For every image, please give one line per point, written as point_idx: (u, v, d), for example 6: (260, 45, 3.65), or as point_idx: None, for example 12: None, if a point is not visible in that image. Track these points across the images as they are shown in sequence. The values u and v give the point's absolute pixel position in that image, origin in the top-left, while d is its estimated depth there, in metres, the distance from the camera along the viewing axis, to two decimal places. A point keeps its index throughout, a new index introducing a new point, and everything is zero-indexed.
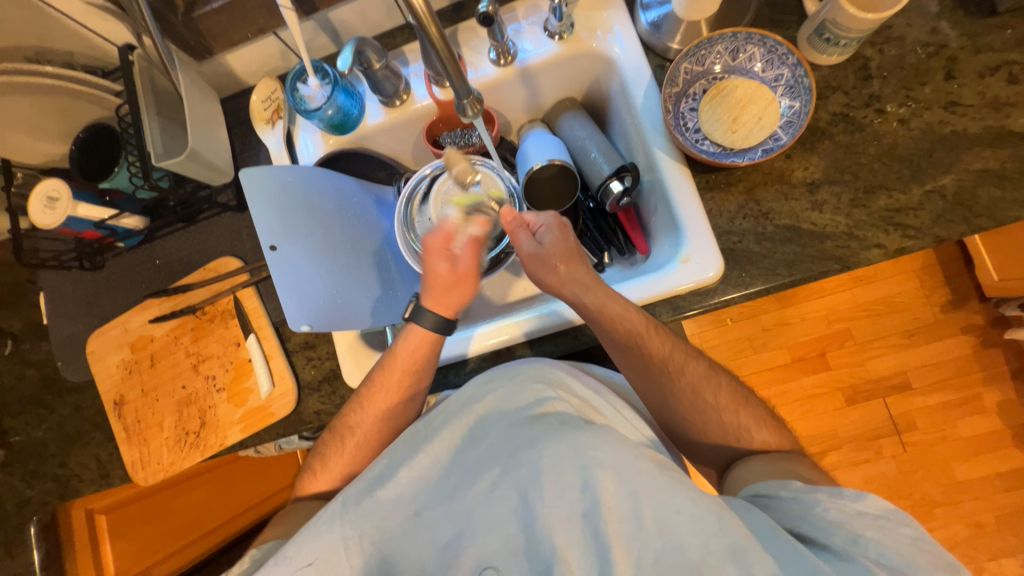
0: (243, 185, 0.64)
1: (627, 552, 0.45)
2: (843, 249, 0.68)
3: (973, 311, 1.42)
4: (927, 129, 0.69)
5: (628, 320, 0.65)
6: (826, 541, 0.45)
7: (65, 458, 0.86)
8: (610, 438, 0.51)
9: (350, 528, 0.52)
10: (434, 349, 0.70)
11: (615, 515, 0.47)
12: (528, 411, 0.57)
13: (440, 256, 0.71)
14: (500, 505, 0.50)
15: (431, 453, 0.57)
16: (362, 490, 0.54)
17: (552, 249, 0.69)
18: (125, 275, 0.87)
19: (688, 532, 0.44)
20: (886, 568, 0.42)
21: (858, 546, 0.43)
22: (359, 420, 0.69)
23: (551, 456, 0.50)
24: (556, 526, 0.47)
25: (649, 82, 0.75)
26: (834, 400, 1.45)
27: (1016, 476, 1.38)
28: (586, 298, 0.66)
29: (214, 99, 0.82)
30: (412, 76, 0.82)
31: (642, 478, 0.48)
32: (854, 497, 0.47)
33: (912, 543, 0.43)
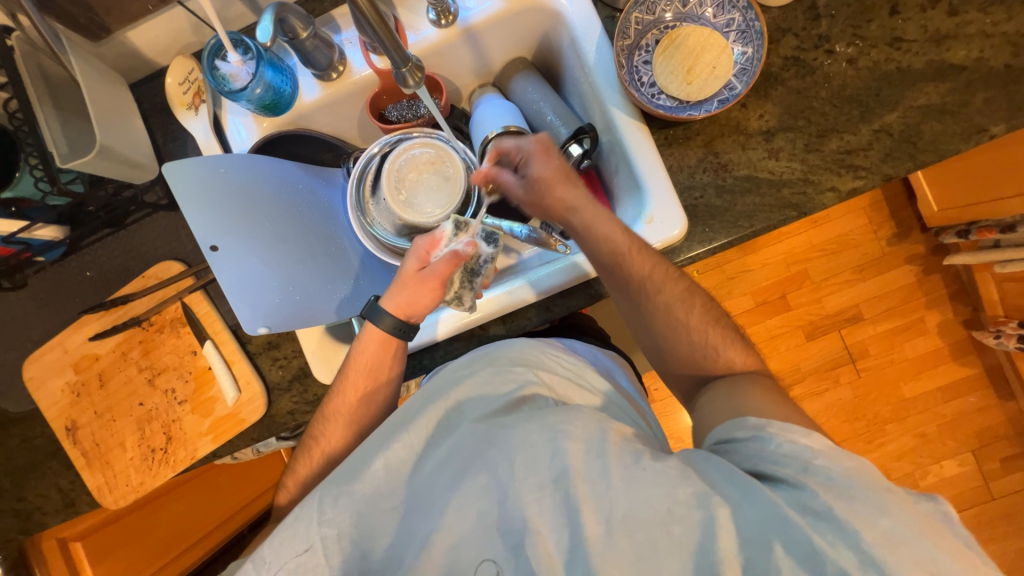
0: (167, 180, 0.58)
1: (596, 513, 0.46)
2: (799, 196, 0.69)
3: (917, 241, 1.51)
4: (874, 68, 0.69)
5: (612, 241, 0.65)
6: (781, 474, 0.47)
7: (22, 492, 0.81)
8: (580, 413, 0.52)
9: (329, 525, 0.51)
10: (388, 349, 0.68)
11: (584, 480, 0.47)
12: (508, 394, 0.57)
13: (415, 261, 0.67)
14: (471, 487, 0.50)
15: (405, 443, 0.55)
16: (338, 485, 0.53)
17: (541, 176, 0.68)
18: (53, 292, 0.79)
19: (654, 486, 0.46)
20: (835, 490, 0.44)
21: (808, 473, 0.46)
22: (327, 430, 0.67)
23: (522, 434, 0.51)
24: (527, 498, 0.48)
25: (600, 34, 0.72)
26: (795, 337, 1.54)
27: (954, 387, 1.52)
28: (574, 220, 0.67)
29: (122, 85, 0.73)
30: (345, 44, 0.75)
31: (610, 447, 0.49)
32: (802, 432, 0.49)
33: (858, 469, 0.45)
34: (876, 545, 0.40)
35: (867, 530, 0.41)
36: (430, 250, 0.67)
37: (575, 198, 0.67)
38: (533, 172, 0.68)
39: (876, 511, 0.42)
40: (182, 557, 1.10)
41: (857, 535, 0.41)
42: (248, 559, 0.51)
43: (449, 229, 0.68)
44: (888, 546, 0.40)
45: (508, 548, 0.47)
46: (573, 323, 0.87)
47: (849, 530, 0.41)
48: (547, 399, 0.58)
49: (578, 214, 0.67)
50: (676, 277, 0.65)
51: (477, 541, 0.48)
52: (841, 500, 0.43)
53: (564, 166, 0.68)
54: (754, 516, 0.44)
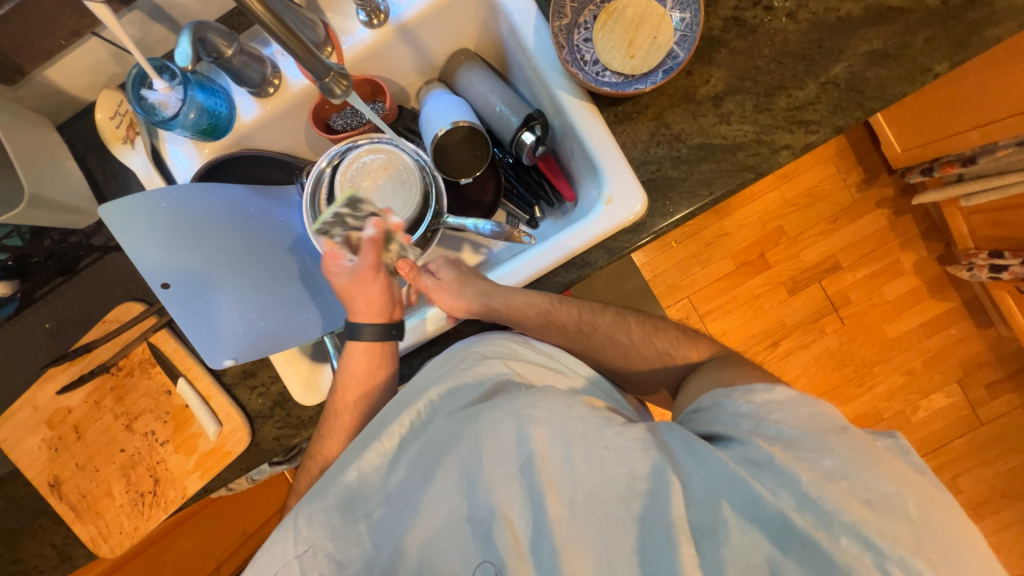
0: (108, 225, 0.56)
1: (561, 496, 0.47)
2: (754, 157, 0.69)
3: (884, 184, 1.53)
4: (814, 19, 0.68)
5: (534, 305, 0.68)
6: (730, 433, 0.48)
7: (16, 554, 0.79)
8: (545, 394, 0.51)
9: (304, 543, 0.50)
10: (376, 358, 0.68)
11: (549, 465, 0.48)
12: (475, 386, 0.57)
13: (338, 277, 0.69)
14: (441, 483, 0.49)
15: (378, 448, 0.55)
16: (312, 502, 0.52)
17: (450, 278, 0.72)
18: (14, 349, 0.76)
19: (614, 464, 0.47)
20: (782, 442, 0.45)
21: (760, 429, 0.47)
22: (323, 446, 0.67)
23: (488, 424, 0.50)
24: (495, 488, 0.48)
25: (536, 17, 0.70)
26: (778, 294, 1.55)
27: (935, 323, 1.55)
28: (494, 302, 0.69)
29: (47, 128, 0.70)
30: (277, 57, 0.72)
31: (574, 424, 0.49)
32: (766, 389, 0.50)
33: (811, 416, 0.46)
34: (813, 486, 0.41)
35: (806, 471, 0.42)
36: (338, 260, 0.69)
37: (485, 286, 0.70)
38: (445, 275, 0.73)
39: (817, 452, 0.43)
40: None
41: (796, 478, 0.42)
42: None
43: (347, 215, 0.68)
44: (825, 485, 0.41)
45: (479, 539, 0.47)
46: None
47: (787, 475, 0.42)
48: (518, 385, 0.57)
49: (495, 295, 0.68)
50: (601, 310, 0.71)
51: (445, 538, 0.48)
52: (786, 450, 0.44)
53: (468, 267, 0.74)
54: (704, 477, 0.45)
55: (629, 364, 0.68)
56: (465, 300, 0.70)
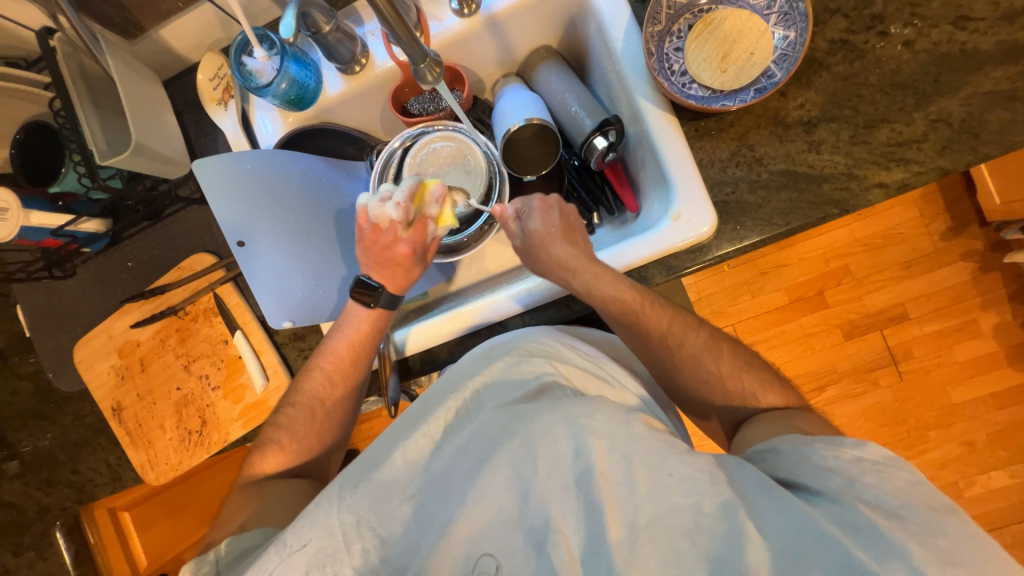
0: (196, 175, 0.60)
1: (620, 517, 0.44)
2: (842, 191, 0.64)
3: (973, 236, 1.40)
4: (934, 50, 0.63)
5: (621, 300, 0.64)
6: (817, 488, 0.45)
7: (76, 465, 0.87)
8: (603, 406, 0.50)
9: (349, 512, 0.48)
10: (378, 318, 0.70)
11: (609, 482, 0.45)
12: (525, 385, 0.56)
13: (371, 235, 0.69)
14: (493, 479, 0.48)
15: (426, 433, 0.55)
16: (360, 474, 0.51)
17: (537, 236, 0.68)
18: (98, 281, 0.83)
19: (679, 494, 0.44)
20: (883, 510, 0.42)
21: (853, 490, 0.44)
22: (309, 381, 0.70)
23: (543, 426, 0.49)
24: (550, 496, 0.46)
25: (629, 21, 0.68)
26: (832, 336, 1.46)
27: (1008, 395, 1.41)
28: (575, 282, 0.66)
29: (156, 82, 0.75)
30: (368, 37, 0.74)
31: (635, 443, 0.47)
32: (856, 445, 0.47)
33: (910, 485, 0.44)
34: (929, 566, 0.38)
35: (919, 548, 0.39)
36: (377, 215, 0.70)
37: (572, 258, 0.66)
38: (532, 229, 0.69)
39: (931, 532, 0.40)
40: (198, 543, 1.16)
41: (908, 554, 0.38)
42: (270, 543, 0.48)
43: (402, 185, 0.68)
44: (941, 566, 0.38)
45: (530, 545, 0.45)
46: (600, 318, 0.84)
47: (897, 548, 0.39)
48: (566, 389, 0.56)
49: (577, 275, 0.65)
50: (695, 328, 0.66)
51: (494, 536, 0.46)
52: (889, 519, 0.41)
53: (563, 224, 0.69)
54: (788, 528, 0.42)
55: (670, 387, 0.66)
56: (547, 265, 0.68)
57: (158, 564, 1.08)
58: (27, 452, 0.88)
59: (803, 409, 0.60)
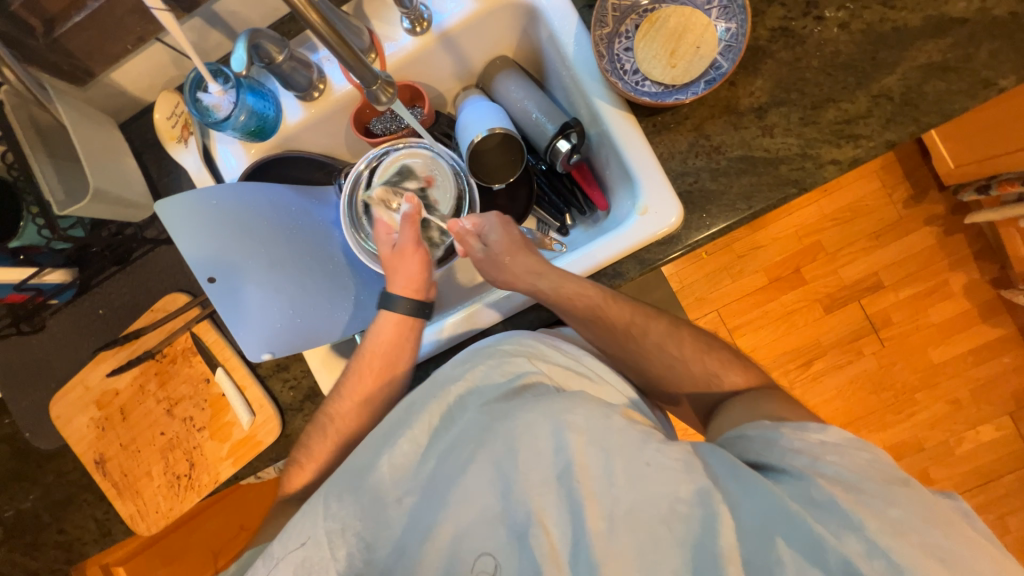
0: (162, 219, 0.58)
1: (599, 509, 0.45)
2: (798, 172, 0.66)
3: (934, 201, 1.45)
4: (868, 30, 0.66)
5: (587, 296, 0.65)
6: (783, 467, 0.46)
7: (63, 524, 0.84)
8: (585, 401, 0.50)
9: (333, 520, 0.50)
10: (406, 331, 0.70)
11: (588, 475, 0.46)
12: (507, 384, 0.55)
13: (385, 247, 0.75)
14: (474, 479, 0.48)
15: (408, 438, 0.54)
16: (344, 483, 0.52)
17: (498, 247, 0.69)
18: (69, 332, 0.81)
19: (658, 483, 0.45)
20: (844, 485, 0.43)
21: (815, 468, 0.45)
22: (339, 407, 0.68)
23: (524, 426, 0.49)
24: (531, 492, 0.47)
25: (577, 26, 0.70)
26: (813, 311, 1.50)
27: (984, 350, 1.46)
28: (542, 285, 0.66)
29: (111, 126, 0.74)
30: (323, 63, 0.75)
31: (615, 437, 0.48)
32: (818, 428, 0.48)
33: (868, 462, 0.44)
34: (881, 534, 0.39)
35: (873, 519, 0.40)
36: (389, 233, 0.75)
37: (532, 265, 0.67)
38: (492, 242, 0.70)
39: (883, 500, 0.41)
40: None
41: (862, 525, 0.40)
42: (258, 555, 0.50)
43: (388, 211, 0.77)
44: (894, 537, 0.39)
45: (512, 541, 0.46)
46: None
47: (854, 521, 0.40)
48: (547, 386, 0.56)
49: (543, 278, 0.66)
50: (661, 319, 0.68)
51: (478, 538, 0.47)
52: (848, 493, 0.42)
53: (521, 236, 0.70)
54: (758, 509, 0.43)
55: (656, 378, 0.67)
56: (509, 276, 0.68)
57: None
58: (9, 516, 0.85)
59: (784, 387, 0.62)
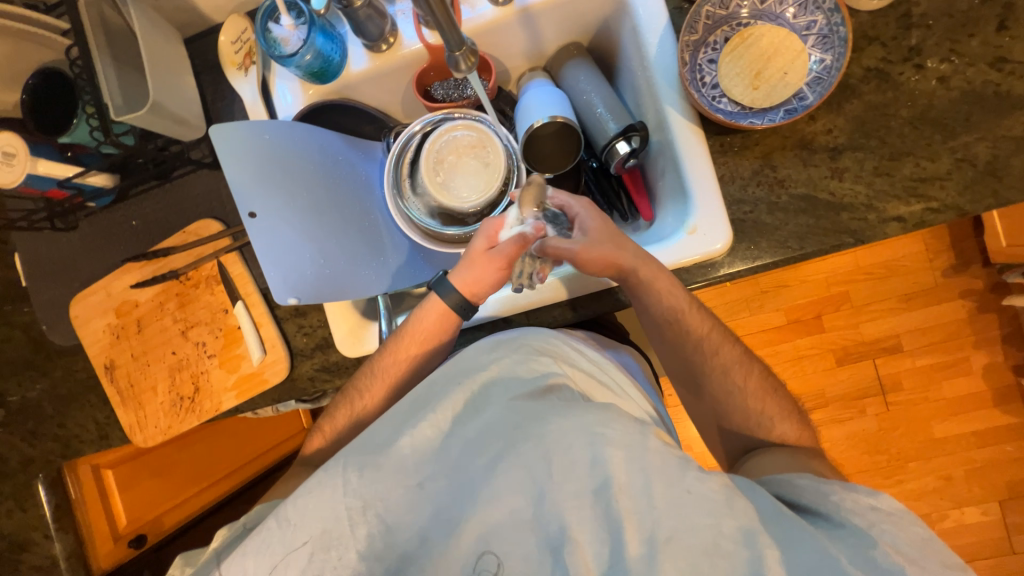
0: (214, 141, 0.58)
1: (638, 531, 0.44)
2: (859, 222, 0.64)
3: (975, 276, 1.41)
4: (968, 89, 0.62)
5: (674, 297, 0.64)
6: (841, 522, 0.45)
7: (63, 420, 0.86)
8: (619, 416, 0.49)
9: (354, 498, 0.48)
10: (446, 324, 0.68)
11: (626, 494, 0.45)
12: (535, 383, 0.55)
13: (480, 240, 0.65)
14: (507, 481, 0.48)
15: (432, 423, 0.53)
16: (364, 458, 0.51)
17: (598, 232, 0.65)
18: (100, 237, 0.82)
19: (699, 514, 0.44)
20: (904, 556, 0.42)
21: (875, 531, 0.44)
22: (370, 387, 0.68)
23: (557, 431, 0.48)
24: (566, 504, 0.46)
25: (664, 28, 0.67)
26: (825, 360, 1.47)
27: (990, 434, 1.43)
28: (641, 273, 0.62)
29: (177, 40, 0.74)
30: (398, 16, 0.74)
31: (652, 456, 0.46)
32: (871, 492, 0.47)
33: (923, 541, 0.44)
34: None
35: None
36: (496, 232, 0.65)
37: (635, 254, 0.63)
38: (588, 226, 0.66)
39: None
40: (181, 506, 1.15)
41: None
42: (273, 513, 0.49)
43: (513, 212, 0.64)
44: None
45: (544, 550, 0.46)
46: (604, 323, 0.84)
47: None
48: (573, 391, 0.55)
49: (639, 270, 0.63)
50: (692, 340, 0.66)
51: (506, 538, 0.47)
52: (909, 563, 0.42)
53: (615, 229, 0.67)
54: (807, 561, 0.42)
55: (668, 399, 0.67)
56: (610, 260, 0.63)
57: (138, 524, 1.07)
58: (14, 401, 0.88)
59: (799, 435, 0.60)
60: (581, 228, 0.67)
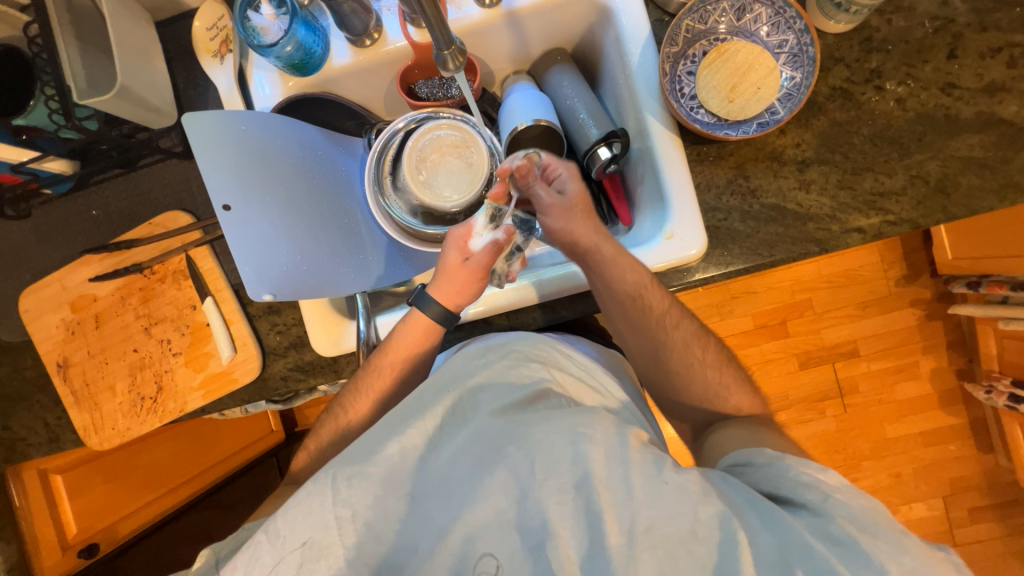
0: (186, 129, 0.56)
1: (619, 523, 0.45)
2: (824, 232, 0.68)
3: (923, 285, 1.50)
4: (922, 111, 0.67)
5: (636, 273, 0.63)
6: (801, 501, 0.47)
7: (7, 421, 0.80)
8: (601, 417, 0.51)
9: (344, 506, 0.48)
10: (430, 336, 0.67)
11: (607, 488, 0.46)
12: (522, 388, 0.56)
13: (452, 250, 0.65)
14: (493, 482, 0.48)
15: (419, 429, 0.53)
16: (351, 466, 0.50)
17: (576, 199, 0.65)
18: (55, 227, 0.77)
19: (677, 503, 0.45)
20: (857, 524, 0.44)
21: (829, 504, 0.46)
22: (356, 402, 0.67)
23: (542, 432, 0.49)
24: (548, 500, 0.47)
25: (647, 38, 0.69)
26: (789, 364, 1.54)
27: (935, 434, 1.53)
28: (605, 247, 0.63)
29: (148, 24, 0.71)
30: (383, 11, 0.73)
31: (632, 454, 0.48)
32: (821, 469, 0.50)
33: (870, 508, 0.46)
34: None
35: (896, 566, 0.41)
36: (466, 240, 0.66)
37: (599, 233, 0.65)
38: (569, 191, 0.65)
39: (897, 548, 0.43)
40: (135, 514, 1.07)
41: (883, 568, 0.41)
42: (261, 527, 0.48)
43: (483, 216, 0.66)
44: None
45: (528, 548, 0.46)
46: (582, 325, 0.85)
47: (878, 565, 0.41)
48: (560, 398, 0.56)
49: (603, 247, 0.63)
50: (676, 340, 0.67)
51: (492, 538, 0.46)
52: (863, 533, 0.44)
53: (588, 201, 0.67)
54: (779, 542, 0.43)
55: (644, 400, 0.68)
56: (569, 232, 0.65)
57: (88, 535, 0.99)
58: None
59: (765, 430, 0.63)
60: (560, 189, 0.66)
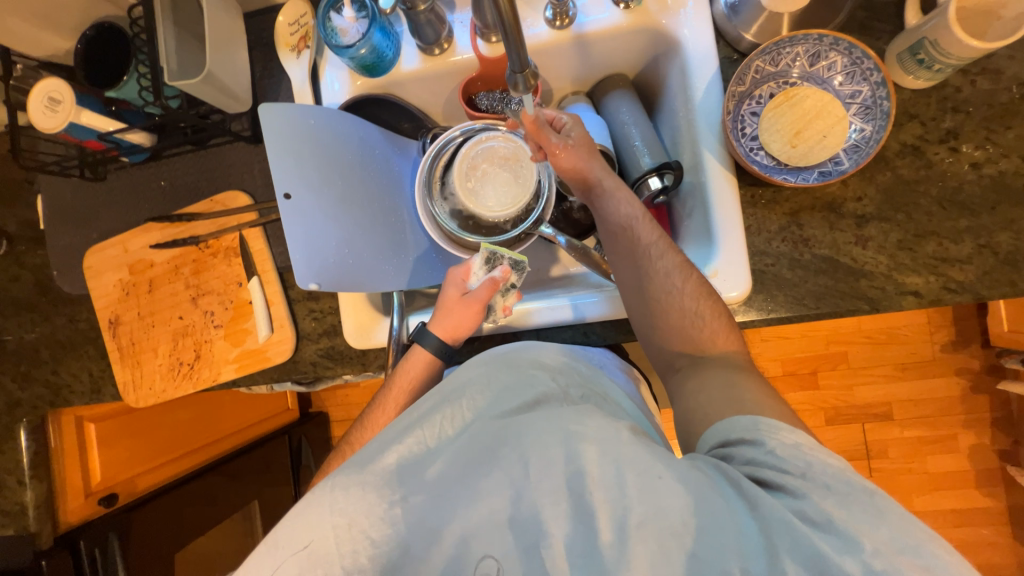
0: (262, 119, 0.60)
1: (609, 517, 0.41)
2: (876, 291, 0.65)
3: (972, 355, 1.42)
4: (998, 179, 0.64)
5: (631, 206, 0.63)
6: (783, 482, 0.42)
7: (58, 366, 0.86)
8: (593, 413, 0.47)
9: (342, 515, 0.44)
10: (433, 370, 0.66)
11: (598, 486, 0.42)
12: (523, 395, 0.51)
13: (452, 288, 0.68)
14: (490, 486, 0.44)
15: (422, 436, 0.50)
16: (349, 474, 0.46)
17: (579, 141, 0.66)
18: (125, 192, 0.82)
19: (669, 496, 0.41)
20: (835, 497, 0.40)
21: (808, 481, 0.41)
22: (361, 437, 0.66)
23: (536, 432, 0.46)
24: (543, 499, 0.43)
25: (713, 75, 0.69)
26: (816, 418, 1.48)
27: (968, 515, 1.43)
28: (605, 182, 0.64)
29: (237, 15, 0.76)
30: (456, 24, 0.75)
31: (625, 448, 0.43)
32: (788, 428, 0.46)
33: (840, 474, 0.41)
34: (876, 557, 0.37)
35: (868, 539, 0.37)
36: (465, 278, 0.68)
37: (600, 169, 0.65)
38: (574, 133, 0.66)
39: (874, 515, 0.38)
40: (154, 471, 1.10)
41: (858, 544, 0.37)
42: (260, 543, 0.45)
43: (479, 259, 0.68)
44: (894, 556, 0.36)
45: (520, 548, 0.42)
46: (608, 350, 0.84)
47: (850, 540, 0.37)
48: (560, 400, 0.52)
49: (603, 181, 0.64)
50: None
51: (487, 539, 0.43)
52: (839, 506, 0.39)
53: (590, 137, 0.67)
54: (783, 544, 0.38)
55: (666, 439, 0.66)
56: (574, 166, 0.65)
57: (110, 484, 1.03)
58: (11, 341, 0.87)
59: None
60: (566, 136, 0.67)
